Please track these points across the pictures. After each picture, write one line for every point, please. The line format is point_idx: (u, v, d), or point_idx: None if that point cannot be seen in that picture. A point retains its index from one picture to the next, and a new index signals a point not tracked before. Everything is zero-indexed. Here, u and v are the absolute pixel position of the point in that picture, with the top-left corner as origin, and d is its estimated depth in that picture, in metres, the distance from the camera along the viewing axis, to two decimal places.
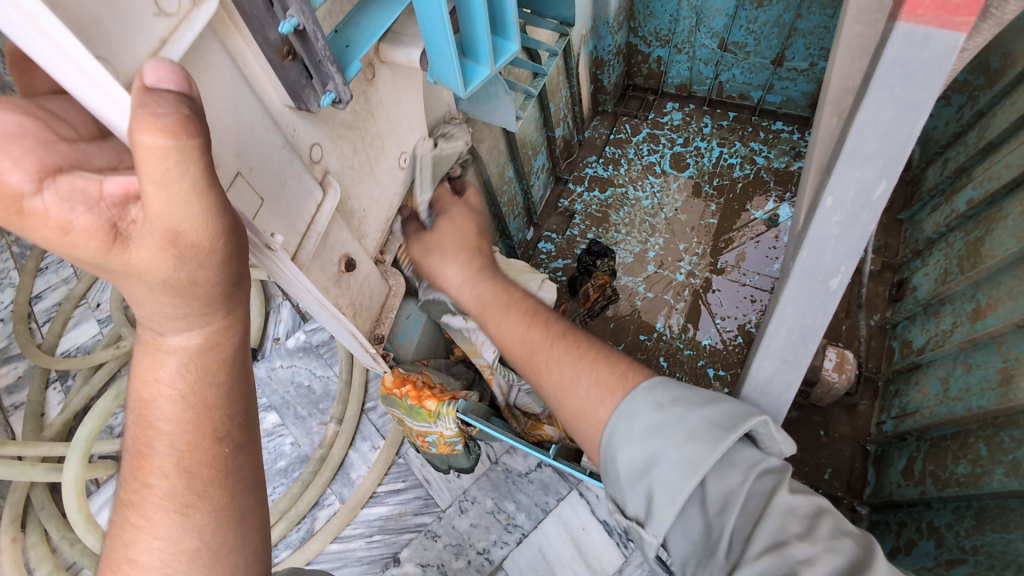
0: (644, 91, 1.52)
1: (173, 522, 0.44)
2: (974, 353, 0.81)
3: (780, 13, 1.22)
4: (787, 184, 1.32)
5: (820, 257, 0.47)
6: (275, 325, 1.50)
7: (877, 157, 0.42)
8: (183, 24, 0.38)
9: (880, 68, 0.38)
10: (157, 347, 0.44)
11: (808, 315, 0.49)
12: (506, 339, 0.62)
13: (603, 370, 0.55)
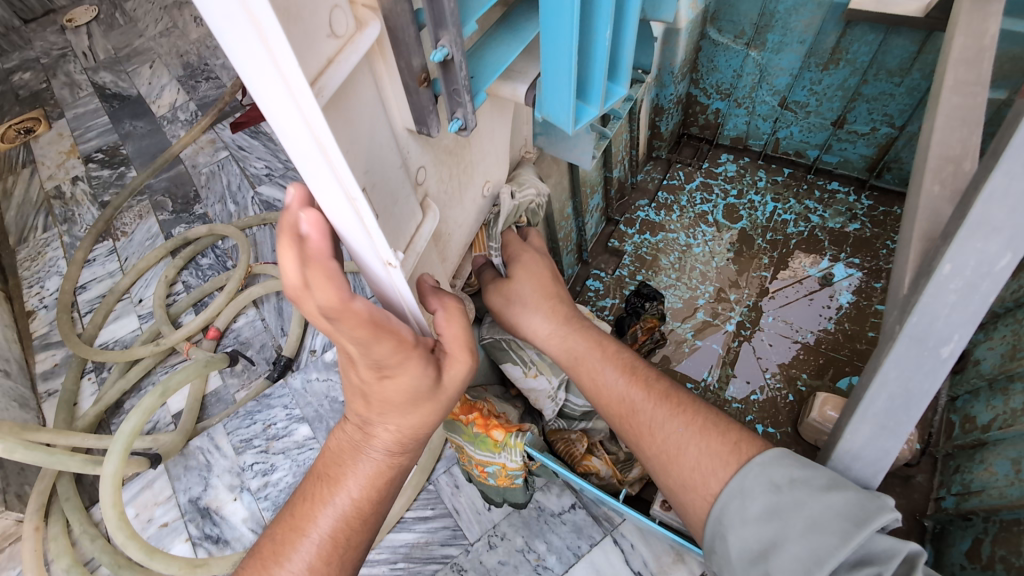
0: (699, 140, 1.54)
1: (350, 529, 0.59)
2: None
3: (845, 78, 1.24)
4: (842, 244, 1.32)
5: (933, 323, 0.46)
6: (312, 337, 1.52)
7: (1003, 228, 0.42)
8: (348, 45, 0.38)
9: (1014, 141, 0.40)
10: (376, 417, 0.56)
11: (914, 383, 0.48)
12: (609, 397, 0.70)
13: (709, 439, 0.62)
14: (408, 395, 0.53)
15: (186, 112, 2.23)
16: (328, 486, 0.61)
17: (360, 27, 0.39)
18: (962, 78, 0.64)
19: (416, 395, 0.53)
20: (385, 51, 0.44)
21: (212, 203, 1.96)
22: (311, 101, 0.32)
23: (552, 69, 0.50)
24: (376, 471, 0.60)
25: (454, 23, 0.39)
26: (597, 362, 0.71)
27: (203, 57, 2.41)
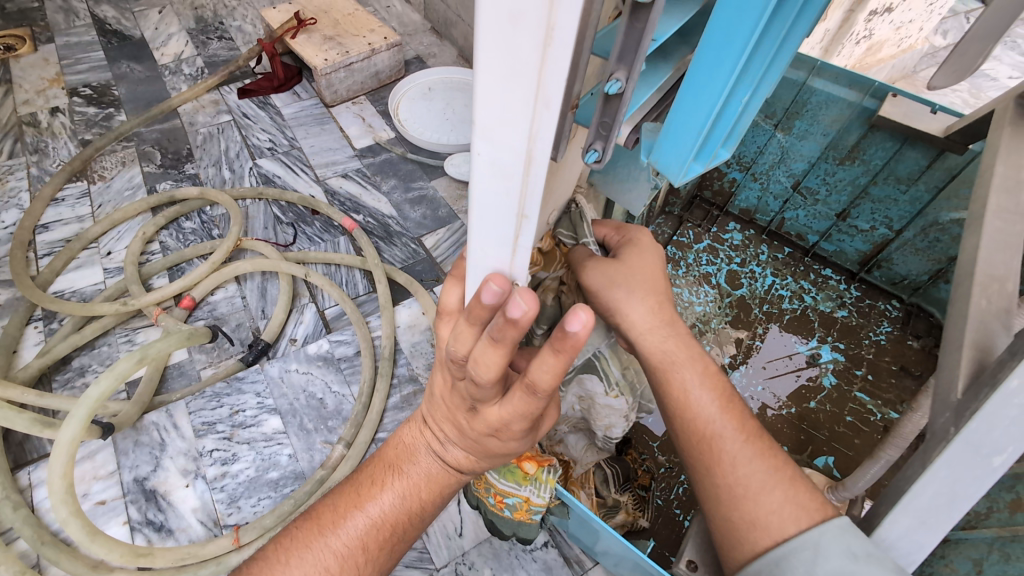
0: (710, 204, 1.60)
1: (378, 522, 0.59)
2: (1013, 544, 0.85)
3: (858, 175, 1.33)
4: (830, 328, 1.40)
5: (990, 432, 0.49)
6: (294, 326, 1.46)
7: None
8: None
9: None
10: (444, 431, 0.57)
11: (959, 486, 0.50)
12: (695, 417, 0.65)
13: (794, 490, 0.60)
14: (478, 436, 0.52)
15: (192, 67, 2.13)
16: (387, 471, 0.61)
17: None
18: (1003, 207, 0.70)
19: (484, 439, 0.52)
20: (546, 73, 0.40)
21: (205, 166, 1.87)
22: (553, 113, 0.28)
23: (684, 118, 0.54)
24: (437, 477, 0.60)
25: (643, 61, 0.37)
26: (684, 362, 0.68)
27: (218, 15, 2.32)
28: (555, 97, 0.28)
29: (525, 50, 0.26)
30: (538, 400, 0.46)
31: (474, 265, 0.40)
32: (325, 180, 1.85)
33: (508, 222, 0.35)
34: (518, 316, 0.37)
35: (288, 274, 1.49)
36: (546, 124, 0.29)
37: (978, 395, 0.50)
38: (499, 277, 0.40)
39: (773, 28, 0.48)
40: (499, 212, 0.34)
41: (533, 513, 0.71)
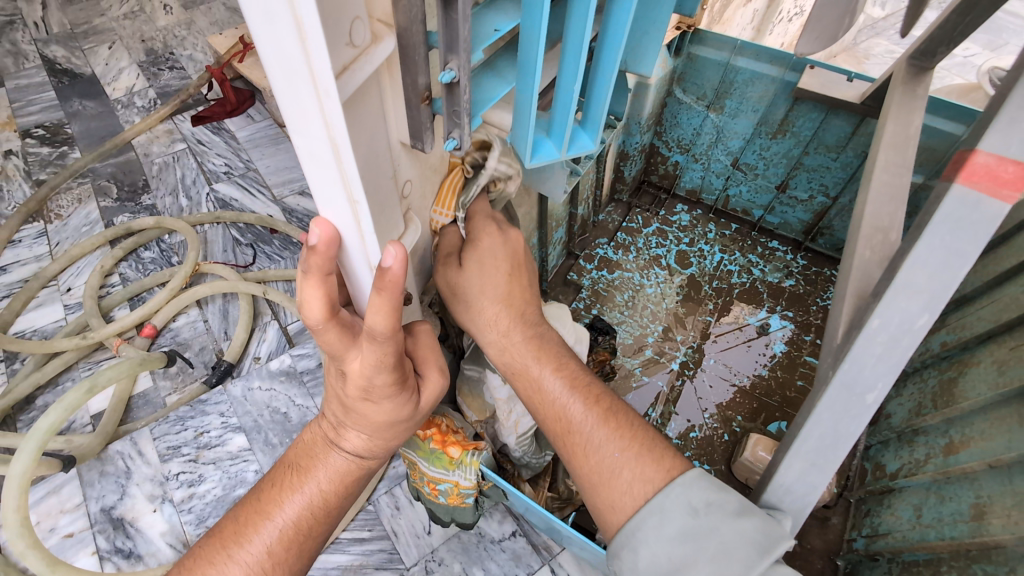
0: (658, 188, 1.64)
1: (287, 524, 0.61)
2: (948, 486, 0.89)
3: (791, 148, 1.36)
4: (778, 297, 1.44)
5: (860, 372, 0.52)
6: (257, 344, 1.48)
7: (923, 291, 0.49)
8: (363, 56, 0.40)
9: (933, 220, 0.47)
10: (342, 421, 0.60)
11: (843, 425, 0.54)
12: (545, 414, 0.69)
13: (643, 465, 0.63)
14: (368, 415, 0.56)
15: (144, 99, 2.13)
16: (293, 482, 0.62)
17: (375, 40, 0.41)
18: (891, 160, 0.74)
19: (370, 414, 0.56)
20: (392, 65, 0.46)
21: (162, 195, 1.87)
22: (333, 98, 0.35)
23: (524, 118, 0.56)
24: (342, 472, 0.62)
25: (463, 50, 0.42)
26: (523, 359, 0.69)
27: (168, 45, 2.33)
28: (331, 86, 0.34)
29: (295, 51, 0.33)
30: (385, 347, 0.49)
31: (344, 252, 0.48)
32: (283, 199, 1.86)
33: (345, 207, 0.43)
34: (314, 242, 0.44)
35: (247, 294, 1.50)
36: (333, 109, 0.35)
37: (849, 338, 0.54)
38: (360, 257, 0.48)
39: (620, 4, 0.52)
40: (334, 188, 0.42)
41: (465, 495, 0.80)
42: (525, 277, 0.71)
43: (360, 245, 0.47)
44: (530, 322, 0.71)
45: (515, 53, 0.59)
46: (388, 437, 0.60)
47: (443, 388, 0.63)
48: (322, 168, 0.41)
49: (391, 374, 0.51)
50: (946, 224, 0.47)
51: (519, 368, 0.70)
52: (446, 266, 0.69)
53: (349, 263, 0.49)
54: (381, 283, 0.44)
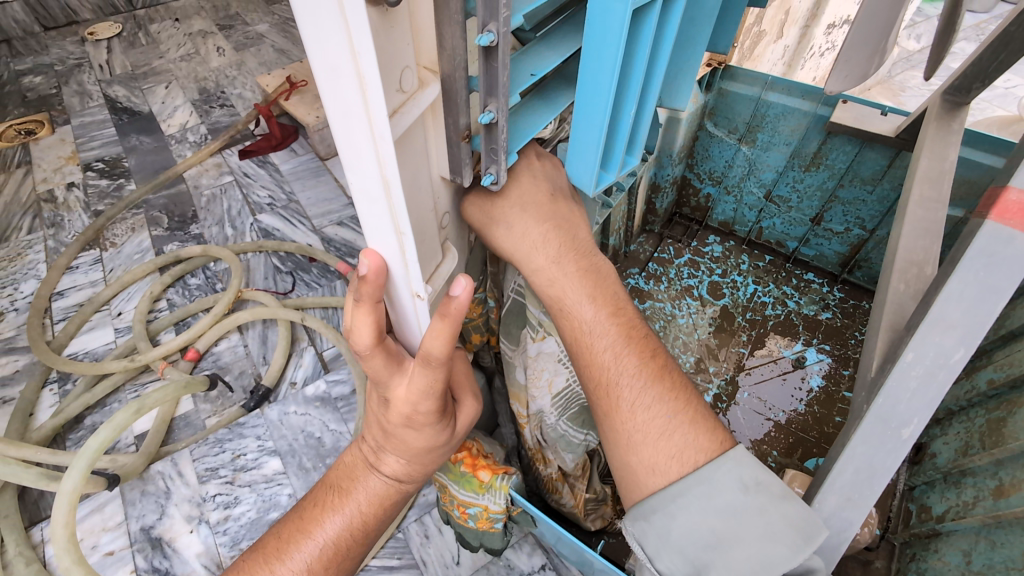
0: (689, 220, 1.65)
1: (326, 545, 0.62)
2: (998, 530, 0.88)
3: (824, 180, 1.35)
4: (815, 331, 1.42)
5: (895, 406, 0.56)
6: (293, 369, 1.52)
7: (957, 326, 0.52)
8: (410, 100, 0.44)
9: (967, 255, 0.51)
10: (382, 444, 0.61)
11: (877, 460, 0.57)
12: (594, 352, 0.67)
13: (696, 431, 0.63)
14: (410, 440, 0.58)
15: (196, 135, 2.27)
16: (338, 504, 0.63)
17: (422, 85, 0.45)
18: (927, 195, 0.75)
19: (413, 437, 0.57)
20: (436, 108, 0.49)
21: (209, 226, 1.96)
22: (387, 141, 0.38)
23: (583, 134, 0.60)
24: (380, 496, 0.63)
25: (503, 94, 0.45)
26: (569, 297, 0.68)
27: (220, 85, 2.47)
28: (386, 130, 0.37)
29: (354, 100, 0.36)
30: (435, 373, 0.51)
31: (389, 284, 0.51)
32: (322, 229, 1.94)
33: (390, 240, 0.45)
34: (365, 271, 0.46)
35: (285, 321, 1.55)
36: (386, 150, 0.38)
37: (884, 373, 0.57)
38: (404, 287, 0.50)
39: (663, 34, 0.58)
40: (382, 225, 0.44)
41: (495, 520, 0.81)
42: (569, 205, 0.70)
43: (404, 276, 0.48)
44: (583, 257, 0.70)
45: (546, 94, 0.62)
46: (428, 461, 0.62)
47: (473, 419, 0.64)
48: (371, 203, 0.43)
49: (436, 399, 0.53)
50: (982, 261, 0.51)
51: (563, 302, 0.69)
52: (477, 194, 0.64)
53: (395, 297, 0.52)
54: (443, 312, 0.46)
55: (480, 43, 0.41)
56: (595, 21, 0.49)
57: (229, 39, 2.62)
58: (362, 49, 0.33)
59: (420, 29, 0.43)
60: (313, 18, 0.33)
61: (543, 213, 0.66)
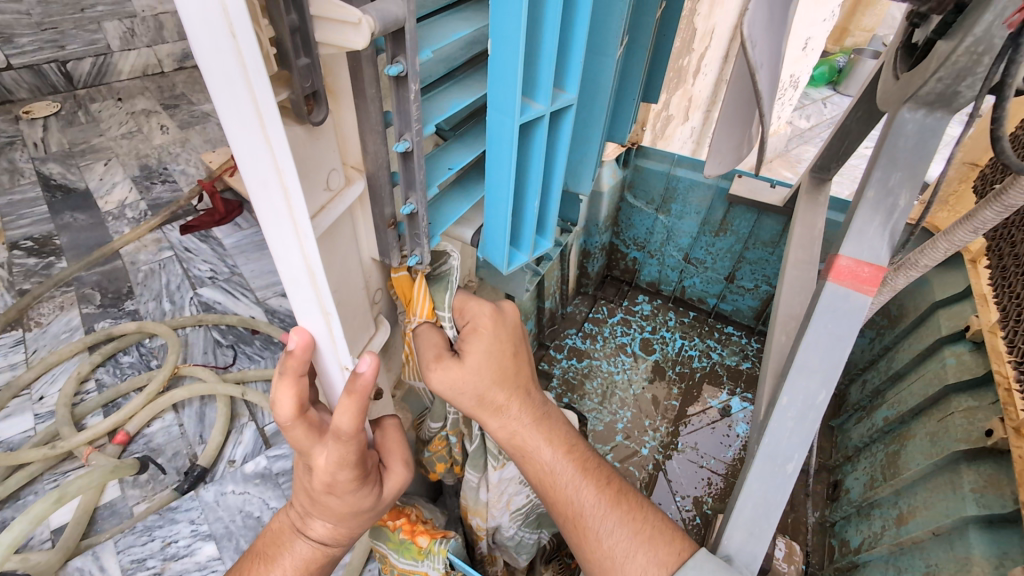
0: (620, 281, 1.78)
1: None
2: (902, 556, 0.97)
3: (732, 244, 1.52)
4: (737, 380, 1.54)
5: (780, 444, 0.63)
6: (232, 447, 1.48)
7: (817, 371, 0.62)
8: (336, 196, 0.58)
9: (816, 310, 0.61)
10: (307, 513, 0.64)
11: (771, 493, 0.63)
12: (557, 491, 0.72)
13: (653, 547, 0.66)
14: (334, 508, 0.60)
15: (135, 210, 2.25)
16: (269, 567, 0.64)
17: (349, 182, 0.61)
18: (800, 257, 0.88)
19: (336, 505, 0.60)
20: (364, 202, 0.65)
21: (145, 301, 1.93)
22: (311, 240, 0.43)
23: (495, 217, 0.76)
24: (304, 565, 0.64)
25: (419, 189, 0.62)
26: (528, 441, 0.74)
27: (162, 162, 2.49)
28: (309, 230, 0.43)
29: (280, 207, 0.41)
30: (348, 444, 0.55)
31: (318, 359, 0.55)
32: (265, 301, 1.94)
33: (317, 316, 0.50)
34: (291, 347, 0.51)
35: (224, 397, 1.52)
36: (309, 245, 0.44)
37: (768, 413, 0.65)
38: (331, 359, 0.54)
39: (558, 142, 0.79)
40: (309, 308, 0.49)
41: None
42: (523, 360, 0.78)
43: (331, 347, 0.53)
44: (537, 405, 0.77)
45: (462, 187, 0.81)
46: (352, 526, 0.64)
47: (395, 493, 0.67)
48: (297, 285, 0.48)
49: (352, 467, 0.57)
50: (827, 313, 0.61)
51: (523, 446, 0.74)
52: (443, 364, 0.71)
53: (323, 367, 0.56)
54: (353, 385, 0.52)
55: (398, 148, 0.57)
56: (495, 134, 0.68)
57: (173, 117, 2.66)
58: (285, 167, 0.39)
59: (346, 141, 0.59)
60: (240, 146, 0.38)
61: (502, 370, 0.73)
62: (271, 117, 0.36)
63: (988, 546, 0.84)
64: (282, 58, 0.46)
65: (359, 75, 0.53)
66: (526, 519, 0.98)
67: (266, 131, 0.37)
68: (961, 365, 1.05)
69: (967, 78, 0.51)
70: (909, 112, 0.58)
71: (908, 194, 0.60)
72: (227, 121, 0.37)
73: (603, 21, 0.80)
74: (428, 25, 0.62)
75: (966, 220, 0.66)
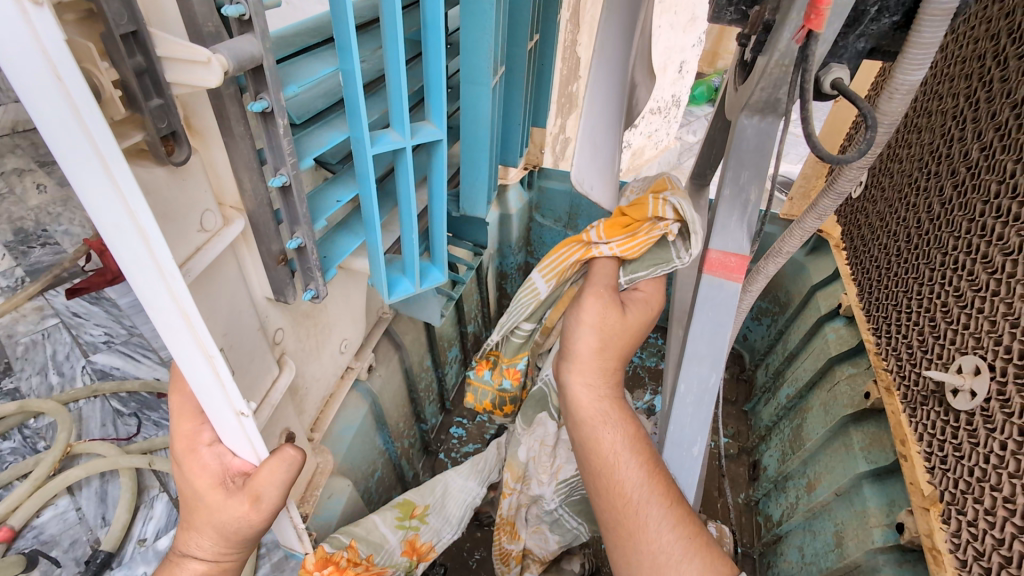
0: None
1: None
2: (816, 521, 1.05)
3: None
4: (657, 378, 1.62)
5: (682, 431, 0.68)
6: (143, 524, 1.35)
7: (705, 359, 0.67)
8: (213, 237, 0.60)
9: (699, 300, 0.67)
10: (187, 530, 0.62)
11: (683, 476, 0.69)
12: (621, 477, 0.70)
13: (710, 556, 0.65)
14: (200, 504, 0.60)
15: (10, 279, 2.04)
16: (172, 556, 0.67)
17: (226, 223, 0.62)
18: None
19: (197, 498, 0.60)
20: (247, 239, 0.66)
21: (27, 377, 1.74)
22: (179, 278, 0.40)
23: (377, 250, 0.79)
24: None
25: (304, 223, 0.64)
26: (600, 420, 0.74)
27: (41, 223, 2.27)
28: (176, 268, 0.40)
29: (141, 250, 0.39)
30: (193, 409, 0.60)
31: (211, 406, 0.51)
32: (171, 359, 1.82)
33: (201, 363, 0.46)
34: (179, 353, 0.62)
35: (129, 471, 1.39)
36: (178, 283, 0.41)
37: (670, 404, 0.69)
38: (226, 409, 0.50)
39: (437, 169, 0.84)
40: (191, 354, 0.45)
41: None
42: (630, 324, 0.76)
43: (223, 396, 0.49)
44: (614, 381, 0.76)
45: (355, 220, 0.84)
46: (233, 538, 0.61)
47: (239, 515, 0.59)
48: (172, 330, 0.44)
49: (197, 432, 0.60)
50: (707, 303, 0.66)
51: (597, 423, 0.73)
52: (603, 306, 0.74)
53: (218, 417, 0.52)
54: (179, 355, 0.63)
55: (274, 183, 0.59)
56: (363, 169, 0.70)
57: (52, 174, 2.44)
58: (138, 208, 0.37)
59: (218, 181, 0.60)
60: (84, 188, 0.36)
61: (599, 323, 0.74)
62: (115, 156, 0.35)
63: (879, 497, 0.94)
64: (130, 100, 0.46)
65: (224, 113, 0.54)
66: (573, 491, 1.06)
67: (112, 170, 0.35)
68: (840, 339, 1.18)
69: (783, 85, 0.59)
70: (745, 118, 0.63)
71: (756, 188, 0.66)
72: (66, 158, 0.34)
73: (473, 54, 0.85)
74: (299, 62, 0.65)
75: (812, 209, 0.72)
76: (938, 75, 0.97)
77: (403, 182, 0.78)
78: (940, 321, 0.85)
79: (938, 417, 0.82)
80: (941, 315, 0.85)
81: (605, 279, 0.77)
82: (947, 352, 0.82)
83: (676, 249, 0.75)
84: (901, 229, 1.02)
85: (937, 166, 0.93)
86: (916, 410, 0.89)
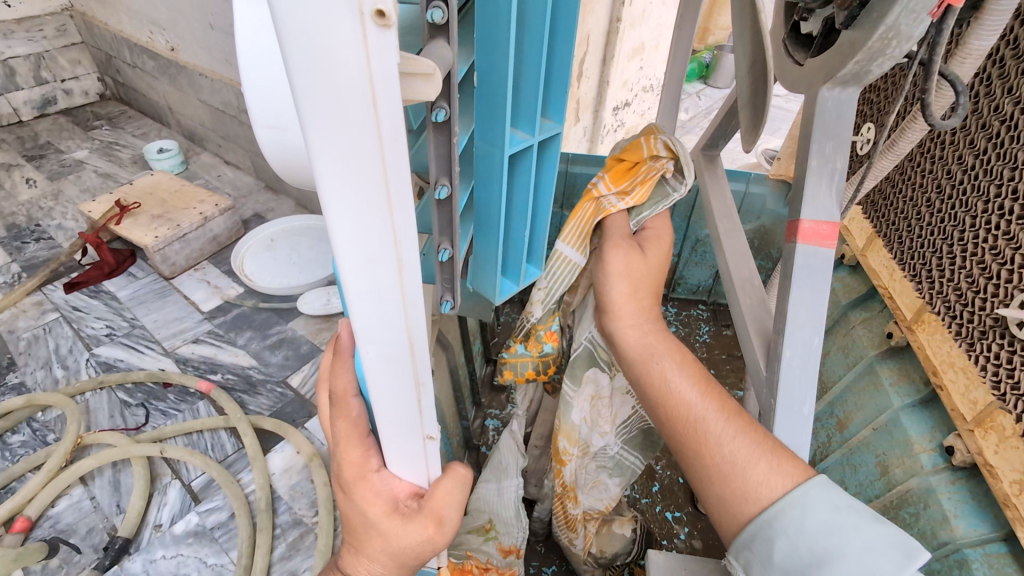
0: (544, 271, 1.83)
1: None
2: (852, 458, 1.24)
3: None
4: None
5: (793, 393, 0.71)
6: (157, 510, 1.38)
7: (807, 323, 0.70)
8: None
9: (797, 267, 0.70)
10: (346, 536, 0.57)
11: (798, 439, 0.72)
12: (679, 398, 0.71)
13: (782, 459, 0.64)
14: (357, 509, 0.54)
15: (5, 274, 2.02)
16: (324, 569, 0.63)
17: None
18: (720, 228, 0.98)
19: (357, 507, 0.54)
20: None
21: (32, 370, 1.73)
22: (418, 307, 0.40)
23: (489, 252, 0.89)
24: None
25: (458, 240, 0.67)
26: (652, 350, 0.76)
27: (33, 217, 2.25)
28: (418, 295, 0.40)
29: (388, 281, 0.38)
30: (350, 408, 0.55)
31: (398, 433, 0.50)
32: (175, 350, 1.82)
33: (410, 391, 0.45)
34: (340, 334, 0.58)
35: (139, 459, 1.41)
36: (415, 314, 0.40)
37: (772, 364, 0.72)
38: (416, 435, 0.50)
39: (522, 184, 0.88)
40: (400, 383, 0.45)
41: None
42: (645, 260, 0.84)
43: (419, 423, 0.49)
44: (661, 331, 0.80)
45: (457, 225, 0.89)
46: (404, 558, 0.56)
47: (420, 541, 0.54)
48: (389, 363, 0.43)
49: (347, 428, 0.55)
50: (803, 270, 0.70)
51: (648, 354, 0.76)
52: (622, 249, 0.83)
53: (402, 445, 0.51)
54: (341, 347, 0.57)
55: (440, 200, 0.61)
56: (486, 170, 0.79)
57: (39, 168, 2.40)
58: (403, 236, 0.36)
59: None
60: (344, 215, 0.35)
61: (631, 275, 0.82)
62: (402, 185, 0.34)
63: (919, 425, 1.13)
64: None
65: None
66: (633, 426, 1.04)
67: (390, 197, 0.35)
68: (847, 286, 1.46)
69: (878, 59, 0.56)
70: (829, 91, 0.64)
71: (840, 157, 0.68)
72: (346, 183, 0.34)
73: None
74: None
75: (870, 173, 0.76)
76: (949, 50, 1.09)
77: (520, 179, 0.86)
78: (991, 263, 0.95)
79: (1002, 347, 0.92)
80: (993, 257, 0.95)
81: (621, 226, 0.87)
82: (1003, 289, 0.91)
83: (672, 183, 0.88)
84: (932, 187, 1.12)
85: (954, 134, 1.05)
86: (973, 343, 0.99)
